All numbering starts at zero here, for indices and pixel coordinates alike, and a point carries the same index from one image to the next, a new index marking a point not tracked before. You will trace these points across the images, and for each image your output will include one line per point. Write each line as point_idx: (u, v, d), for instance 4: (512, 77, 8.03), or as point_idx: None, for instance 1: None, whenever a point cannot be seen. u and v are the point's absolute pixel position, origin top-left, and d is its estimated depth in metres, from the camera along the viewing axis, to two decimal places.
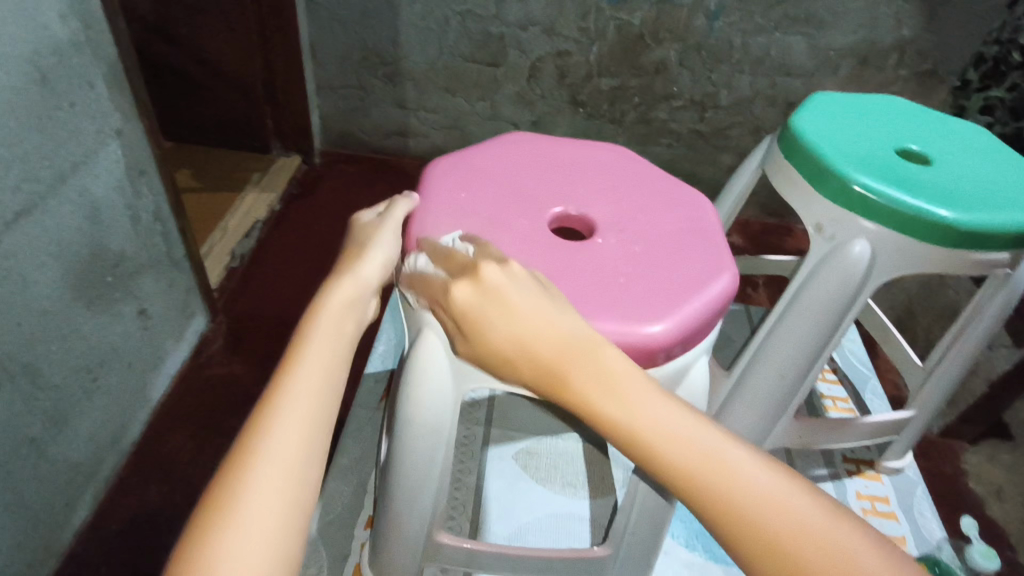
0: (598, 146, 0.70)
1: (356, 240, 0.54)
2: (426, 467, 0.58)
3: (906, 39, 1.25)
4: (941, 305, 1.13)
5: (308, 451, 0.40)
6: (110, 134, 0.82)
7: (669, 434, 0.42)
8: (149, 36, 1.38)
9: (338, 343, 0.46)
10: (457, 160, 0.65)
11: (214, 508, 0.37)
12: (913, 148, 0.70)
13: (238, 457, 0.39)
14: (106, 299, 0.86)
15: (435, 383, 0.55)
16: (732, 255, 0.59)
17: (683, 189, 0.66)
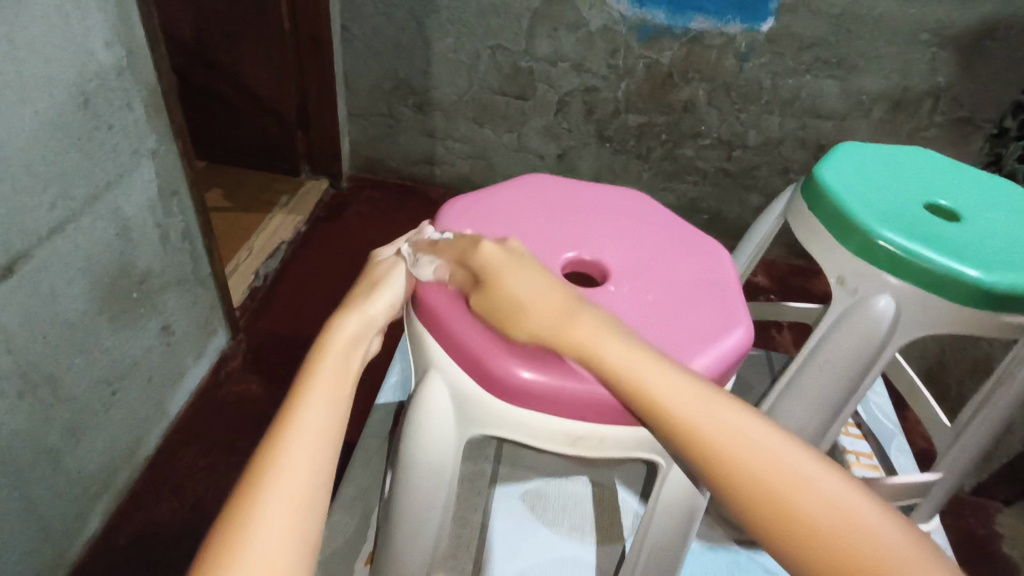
0: (617, 190, 0.71)
1: (369, 281, 0.59)
2: (426, 508, 0.59)
3: (940, 85, 1.24)
4: (974, 358, 1.09)
5: (314, 475, 0.44)
6: (146, 154, 0.84)
7: (733, 434, 0.44)
8: (192, 61, 1.44)
9: (335, 394, 0.49)
10: (474, 201, 0.66)
11: (230, 521, 0.40)
12: (940, 203, 0.68)
13: (253, 477, 0.42)
14: (130, 314, 0.88)
15: (438, 425, 0.56)
16: (748, 308, 0.58)
17: (701, 237, 0.65)
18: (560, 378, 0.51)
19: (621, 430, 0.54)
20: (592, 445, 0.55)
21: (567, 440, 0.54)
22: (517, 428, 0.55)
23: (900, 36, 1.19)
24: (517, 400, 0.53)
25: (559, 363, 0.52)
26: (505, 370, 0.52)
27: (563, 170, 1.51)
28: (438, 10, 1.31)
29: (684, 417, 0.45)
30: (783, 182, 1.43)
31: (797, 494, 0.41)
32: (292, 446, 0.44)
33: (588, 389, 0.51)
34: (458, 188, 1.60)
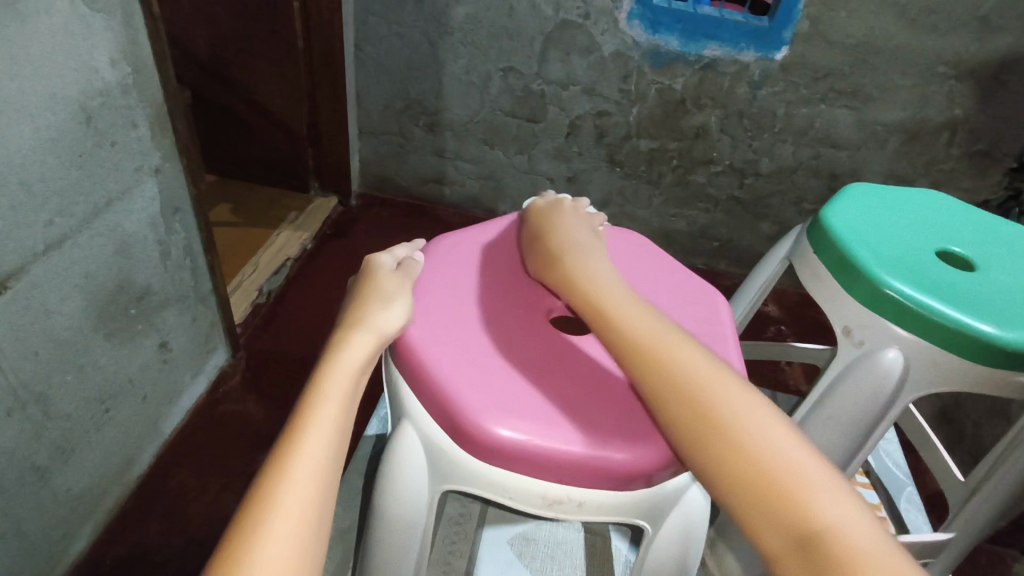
0: (615, 234, 0.72)
1: (378, 286, 0.59)
2: (397, 562, 0.58)
3: (960, 117, 1.21)
4: (992, 401, 1.05)
5: (327, 477, 0.43)
6: (149, 171, 0.84)
7: (700, 375, 0.48)
8: (206, 77, 1.45)
9: (333, 445, 0.45)
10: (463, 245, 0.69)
11: (250, 517, 0.40)
12: (953, 250, 0.66)
13: (270, 475, 0.42)
14: (128, 330, 0.87)
15: (413, 479, 0.56)
16: (743, 364, 0.58)
17: (697, 286, 0.67)
18: (535, 438, 0.52)
19: (598, 495, 0.54)
20: (569, 510, 0.54)
21: (544, 503, 0.54)
22: (494, 489, 0.54)
23: (918, 68, 1.17)
24: (491, 458, 0.53)
25: (536, 420, 0.53)
26: (479, 425, 0.52)
27: (572, 194, 1.49)
28: (451, 32, 1.31)
29: (665, 350, 0.50)
30: (797, 212, 1.40)
31: (739, 429, 0.45)
32: (308, 444, 0.44)
33: (564, 450, 0.51)
34: (466, 208, 1.59)
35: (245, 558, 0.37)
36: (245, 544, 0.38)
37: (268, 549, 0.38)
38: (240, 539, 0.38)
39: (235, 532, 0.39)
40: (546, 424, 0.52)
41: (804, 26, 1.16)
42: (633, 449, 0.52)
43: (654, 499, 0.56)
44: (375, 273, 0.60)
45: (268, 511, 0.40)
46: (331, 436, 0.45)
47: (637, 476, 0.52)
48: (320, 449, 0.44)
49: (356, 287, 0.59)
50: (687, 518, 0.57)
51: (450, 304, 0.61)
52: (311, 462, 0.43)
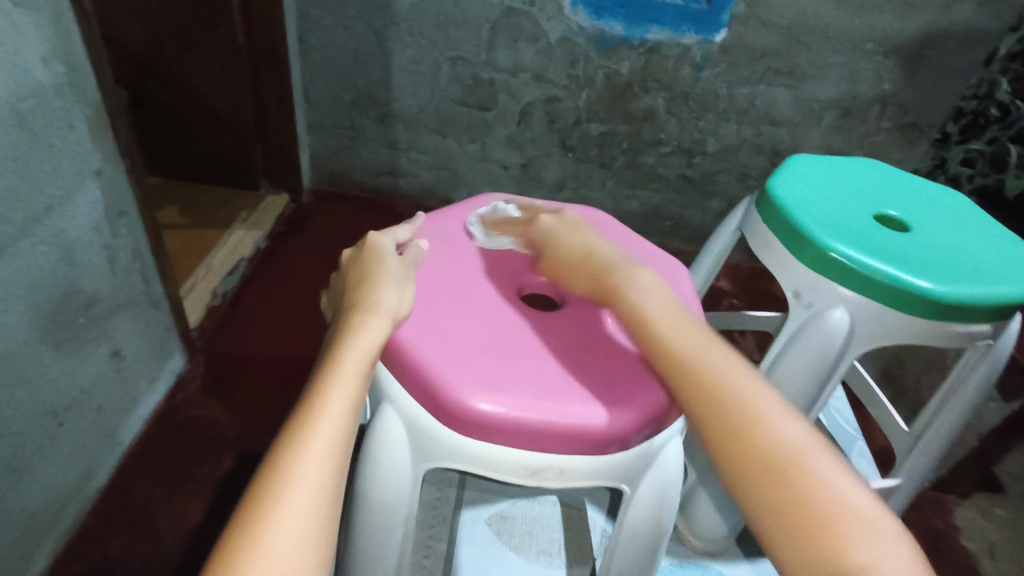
0: (578, 212, 0.75)
1: (376, 262, 0.57)
2: (382, 544, 0.58)
3: (888, 92, 1.28)
4: (928, 357, 1.13)
5: (342, 450, 0.42)
6: (91, 175, 0.81)
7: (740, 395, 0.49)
8: (143, 75, 1.39)
9: (349, 423, 0.44)
10: (439, 229, 0.70)
11: (265, 487, 0.39)
12: (890, 214, 0.70)
13: (286, 447, 0.41)
14: (78, 340, 0.84)
15: (394, 460, 0.56)
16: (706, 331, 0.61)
17: (660, 258, 0.69)
18: (516, 410, 0.53)
19: (579, 460, 0.55)
20: (550, 478, 0.55)
21: (526, 472, 0.55)
22: (476, 463, 0.55)
23: (848, 46, 1.22)
24: (470, 431, 0.54)
25: (518, 392, 0.54)
26: (461, 402, 0.53)
27: (527, 180, 1.51)
28: (397, 22, 1.29)
29: (715, 380, 0.50)
30: (743, 188, 1.46)
31: (799, 464, 0.44)
32: (323, 416, 0.43)
33: (544, 420, 0.53)
34: (422, 199, 1.58)
35: (257, 529, 0.37)
36: (262, 520, 0.37)
37: (281, 522, 0.37)
38: (255, 514, 0.37)
39: (250, 506, 0.38)
40: (528, 395, 0.54)
41: (741, 8, 1.20)
42: (610, 415, 0.54)
43: (631, 463, 0.57)
44: (379, 252, 0.58)
45: (284, 489, 0.39)
46: (347, 410, 0.44)
47: (615, 439, 0.54)
48: (335, 427, 0.43)
49: (359, 262, 0.57)
50: (663, 478, 0.58)
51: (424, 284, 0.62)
52: (326, 439, 0.42)
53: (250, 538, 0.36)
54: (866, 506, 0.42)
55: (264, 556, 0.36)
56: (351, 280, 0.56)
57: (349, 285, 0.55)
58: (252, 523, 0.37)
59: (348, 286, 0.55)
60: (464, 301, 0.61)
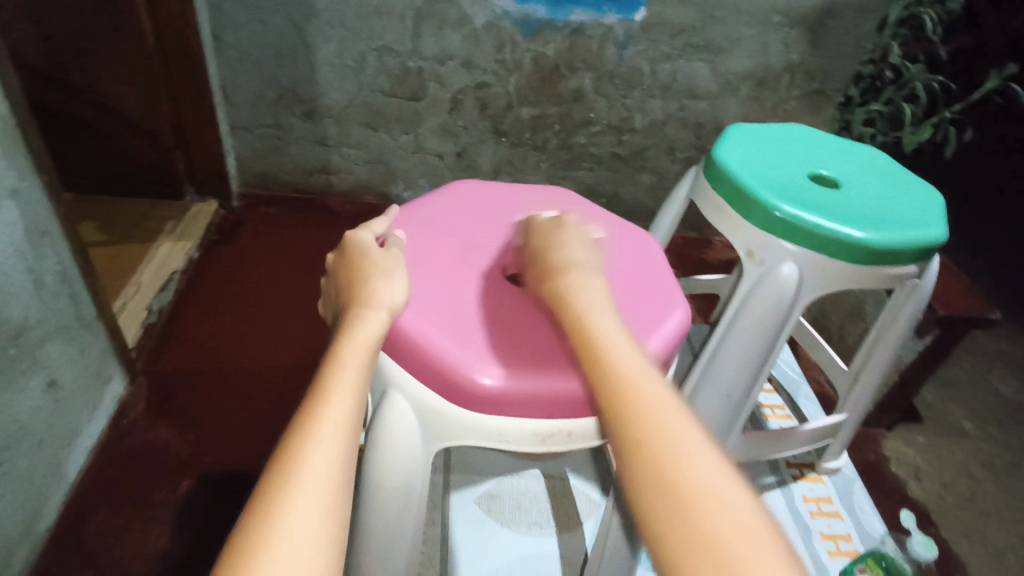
0: (544, 192, 0.77)
1: (364, 259, 0.56)
2: (396, 528, 0.58)
3: (795, 61, 1.36)
4: (850, 304, 1.23)
5: (354, 424, 0.44)
6: (6, 194, 0.75)
7: (648, 399, 0.43)
8: (41, 85, 1.30)
9: (358, 405, 0.45)
10: (414, 214, 0.70)
11: (286, 452, 0.41)
12: (823, 173, 0.76)
13: (304, 418, 0.43)
14: (10, 373, 0.79)
15: (400, 448, 0.56)
16: (682, 291, 0.65)
17: (628, 229, 0.73)
18: (521, 381, 0.54)
19: (581, 423, 0.57)
20: (558, 441, 0.57)
21: (537, 439, 0.56)
22: (481, 437, 0.56)
23: (757, 19, 1.30)
24: (479, 407, 0.55)
25: (518, 364, 0.55)
26: (465, 378, 0.54)
27: (463, 168, 1.51)
28: (317, 14, 1.26)
29: (632, 390, 0.44)
30: (671, 161, 1.52)
31: (699, 479, 0.38)
32: (336, 391, 0.44)
33: (548, 387, 0.54)
34: (357, 196, 1.56)
35: (281, 490, 0.38)
36: (279, 497, 0.38)
37: (304, 484, 0.39)
38: (272, 492, 0.38)
39: (266, 485, 0.39)
40: (529, 365, 0.55)
41: None
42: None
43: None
44: (362, 246, 0.58)
45: (298, 468, 0.39)
46: (356, 388, 0.46)
47: None
48: (344, 411, 0.44)
49: (348, 261, 0.57)
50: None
51: (412, 270, 0.61)
52: (337, 420, 0.43)
53: (277, 498, 0.38)
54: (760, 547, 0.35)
55: (282, 528, 0.36)
56: (343, 276, 0.56)
57: (343, 282, 0.56)
58: (276, 485, 0.38)
59: (342, 283, 0.56)
60: (456, 283, 0.61)
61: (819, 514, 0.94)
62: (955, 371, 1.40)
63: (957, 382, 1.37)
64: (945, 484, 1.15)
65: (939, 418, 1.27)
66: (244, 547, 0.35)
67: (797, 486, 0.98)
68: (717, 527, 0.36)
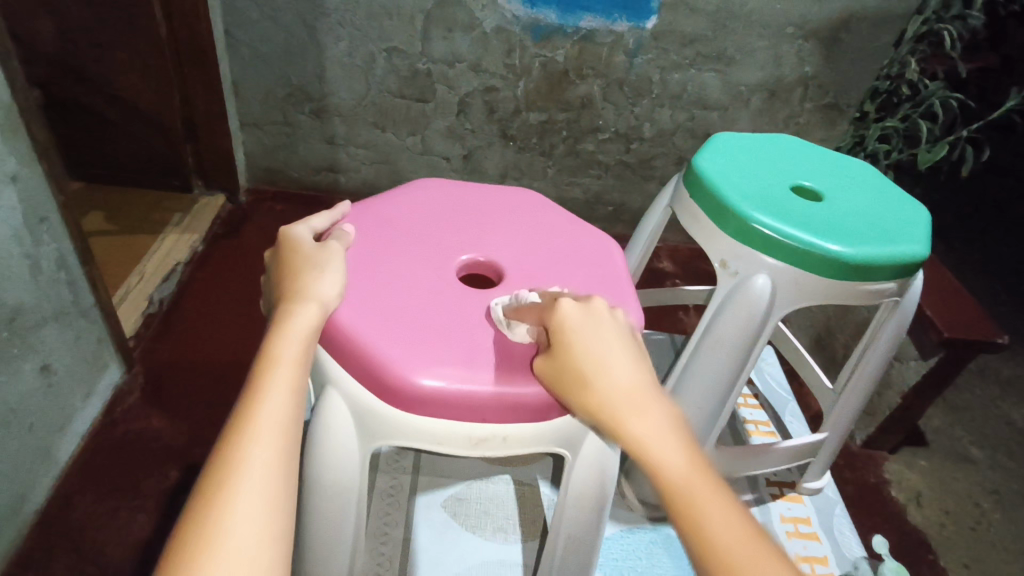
0: (510, 194, 0.76)
1: (298, 256, 0.56)
2: (338, 525, 0.58)
3: (809, 74, 1.34)
4: (853, 324, 1.20)
5: (293, 420, 0.43)
6: (5, 179, 0.76)
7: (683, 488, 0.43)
8: (58, 75, 1.33)
9: (297, 401, 0.45)
10: (370, 211, 0.69)
11: (224, 453, 0.40)
12: (806, 185, 0.75)
13: (241, 418, 0.42)
14: (3, 356, 0.80)
15: (342, 445, 0.56)
16: (638, 296, 0.64)
17: (591, 233, 0.71)
18: (461, 382, 0.53)
19: (522, 427, 0.56)
20: (498, 445, 0.56)
21: (473, 442, 0.55)
22: (422, 437, 0.55)
23: (771, 31, 1.28)
24: (416, 407, 0.54)
25: (457, 366, 0.54)
26: (405, 378, 0.53)
27: (469, 171, 1.51)
28: (329, 14, 1.27)
29: (681, 480, 0.44)
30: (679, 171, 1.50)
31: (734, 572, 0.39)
32: (272, 390, 0.44)
33: (485, 389, 0.53)
34: (364, 195, 1.56)
35: (220, 493, 0.38)
36: (217, 503, 0.37)
37: (243, 486, 0.38)
38: (211, 497, 0.37)
39: (203, 490, 0.38)
40: (469, 367, 0.54)
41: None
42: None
43: (572, 423, 0.58)
44: (296, 240, 0.57)
45: (236, 471, 0.39)
46: (293, 385, 0.45)
47: (564, 400, 0.55)
48: (281, 409, 0.43)
49: (281, 257, 0.56)
50: (602, 439, 0.60)
51: (356, 269, 0.61)
52: (274, 418, 0.42)
53: (216, 501, 0.37)
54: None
55: (224, 536, 0.36)
56: (275, 272, 0.56)
57: (277, 278, 0.55)
58: (212, 487, 0.38)
59: (275, 279, 0.55)
60: (404, 282, 0.61)
61: (795, 535, 0.92)
62: (964, 396, 1.36)
63: (964, 407, 1.33)
64: (947, 511, 1.11)
65: (945, 443, 1.23)
66: (184, 559, 0.35)
67: (775, 505, 0.95)
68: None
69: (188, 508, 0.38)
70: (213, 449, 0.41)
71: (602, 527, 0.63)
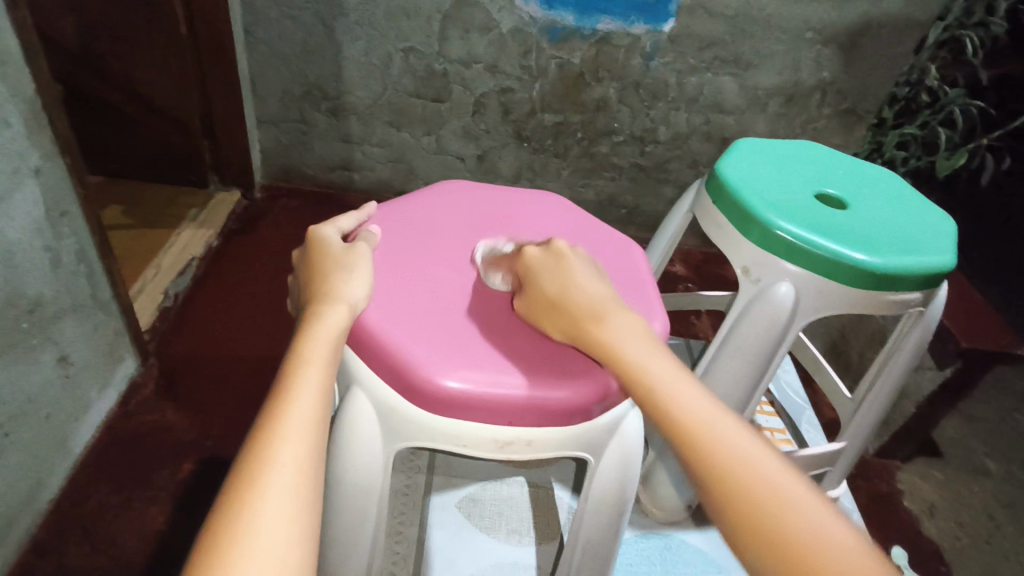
0: (534, 196, 0.76)
1: (328, 259, 0.57)
2: (359, 526, 0.58)
3: (827, 80, 1.33)
4: (869, 332, 1.19)
5: (320, 419, 0.44)
6: (28, 172, 0.77)
7: (747, 459, 0.45)
8: (78, 69, 1.34)
9: (323, 401, 0.45)
10: (395, 212, 0.70)
11: (252, 450, 0.41)
12: (829, 193, 0.74)
13: (269, 415, 0.43)
14: (22, 347, 0.80)
15: (366, 445, 0.56)
16: (663, 301, 0.63)
17: (615, 238, 0.71)
18: (486, 385, 0.54)
19: (545, 431, 0.56)
20: (521, 449, 0.56)
21: (496, 445, 0.56)
22: (445, 439, 0.56)
23: (789, 35, 1.27)
24: (440, 409, 0.54)
25: (482, 369, 0.54)
26: (430, 379, 0.53)
27: (484, 171, 1.51)
28: (346, 13, 1.28)
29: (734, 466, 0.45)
30: (694, 175, 1.49)
31: (814, 545, 0.39)
32: (300, 389, 0.45)
33: (509, 392, 0.54)
34: (378, 194, 1.56)
35: (249, 487, 0.38)
36: (248, 496, 0.38)
37: (272, 481, 0.39)
38: (241, 493, 0.38)
39: (234, 485, 0.39)
40: (494, 369, 0.54)
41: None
42: (573, 386, 0.55)
43: (594, 429, 0.58)
44: (325, 242, 0.58)
45: (266, 467, 0.39)
46: (321, 385, 0.46)
47: (587, 405, 0.56)
48: (309, 407, 0.44)
49: (312, 260, 0.57)
50: (624, 444, 0.59)
51: (382, 268, 0.61)
52: (301, 417, 0.43)
53: (245, 494, 0.38)
54: (858, 567, 0.37)
55: (255, 526, 0.36)
56: (306, 275, 0.57)
57: (307, 280, 0.56)
58: (242, 481, 0.39)
59: (305, 281, 0.56)
60: (428, 283, 0.61)
61: None
62: None
63: None
64: (961, 523, 1.10)
65: None
66: (215, 547, 0.35)
67: None
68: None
69: (216, 502, 0.38)
70: (241, 445, 0.42)
71: (621, 533, 0.63)
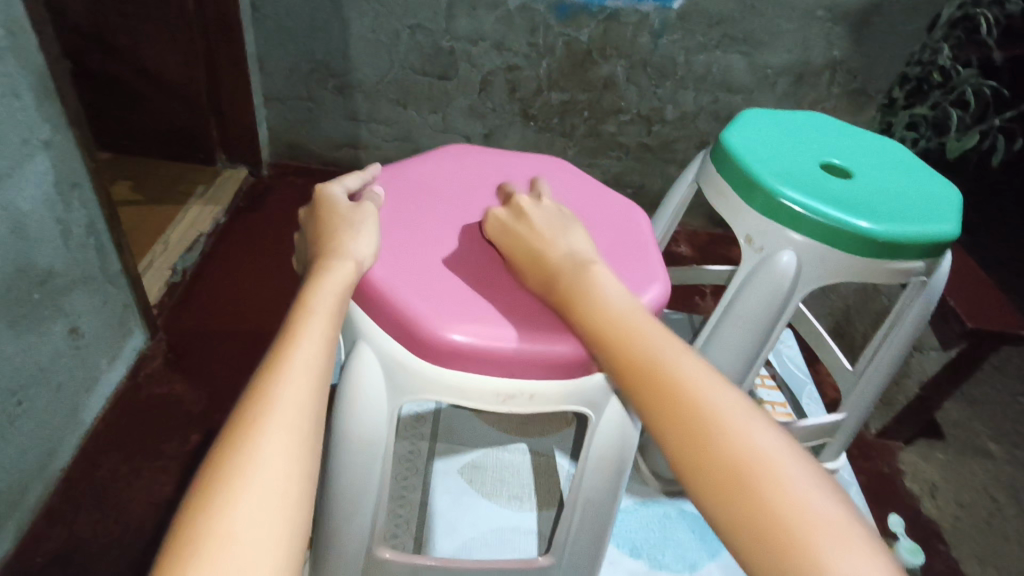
0: (536, 160, 0.76)
1: (335, 216, 0.57)
2: (363, 479, 0.59)
3: (837, 59, 1.32)
4: (874, 311, 1.19)
5: (324, 365, 0.45)
6: (38, 144, 0.78)
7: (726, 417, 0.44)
8: (86, 45, 1.34)
9: (328, 349, 0.46)
10: (399, 174, 0.70)
11: (257, 389, 0.42)
12: (835, 162, 0.74)
13: (275, 358, 0.44)
14: (35, 318, 0.82)
15: (371, 399, 0.57)
16: (665, 263, 0.64)
17: (618, 201, 0.72)
18: (488, 339, 0.54)
19: (547, 387, 0.57)
20: (523, 404, 0.57)
21: (498, 399, 0.57)
22: (449, 393, 0.57)
23: (800, 13, 1.26)
24: (445, 363, 0.55)
25: (484, 324, 0.55)
26: (435, 334, 0.54)
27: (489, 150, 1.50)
28: None
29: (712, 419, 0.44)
30: None
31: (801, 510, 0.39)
32: (306, 335, 0.46)
33: (511, 347, 0.54)
34: None
35: (252, 424, 0.39)
36: (248, 435, 0.39)
37: (274, 419, 0.40)
38: (244, 430, 0.39)
39: (237, 423, 0.40)
40: (497, 325, 0.55)
41: None
42: (574, 341, 0.56)
43: (596, 387, 0.59)
44: (332, 201, 0.59)
45: (269, 406, 0.41)
46: (326, 332, 0.47)
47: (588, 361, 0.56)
48: (313, 353, 0.45)
49: (319, 217, 0.58)
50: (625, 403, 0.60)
51: (388, 228, 0.62)
52: (306, 361, 0.44)
53: (249, 431, 0.39)
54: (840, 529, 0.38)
55: (256, 459, 0.38)
56: (314, 232, 0.58)
57: (316, 236, 0.57)
58: (245, 419, 0.40)
59: (313, 237, 0.57)
60: (431, 243, 0.61)
61: None
62: None
63: None
64: (960, 503, 1.10)
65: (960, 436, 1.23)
66: (216, 475, 0.37)
67: None
68: (809, 551, 0.37)
69: (220, 436, 0.40)
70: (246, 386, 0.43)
71: (620, 492, 0.64)
